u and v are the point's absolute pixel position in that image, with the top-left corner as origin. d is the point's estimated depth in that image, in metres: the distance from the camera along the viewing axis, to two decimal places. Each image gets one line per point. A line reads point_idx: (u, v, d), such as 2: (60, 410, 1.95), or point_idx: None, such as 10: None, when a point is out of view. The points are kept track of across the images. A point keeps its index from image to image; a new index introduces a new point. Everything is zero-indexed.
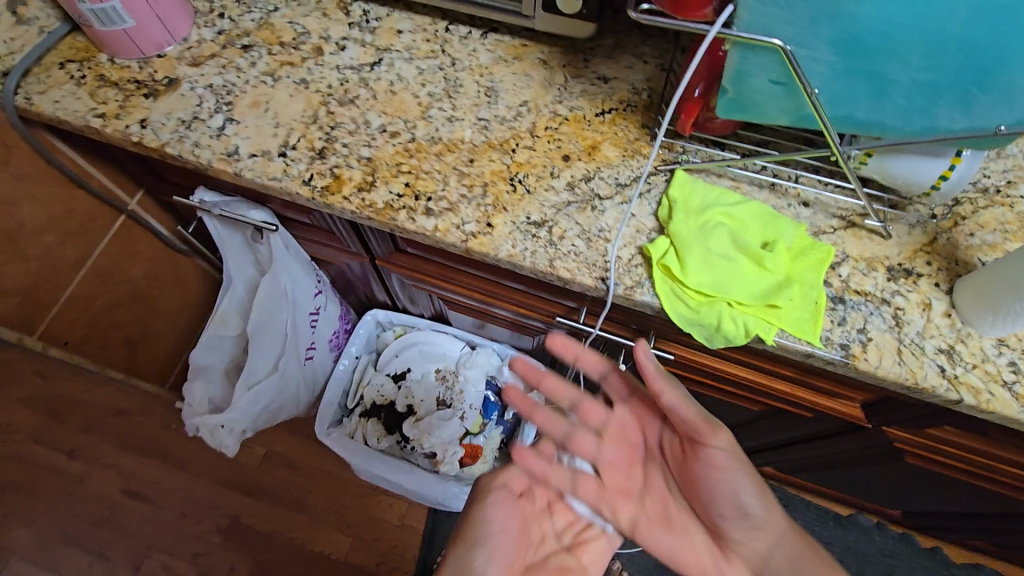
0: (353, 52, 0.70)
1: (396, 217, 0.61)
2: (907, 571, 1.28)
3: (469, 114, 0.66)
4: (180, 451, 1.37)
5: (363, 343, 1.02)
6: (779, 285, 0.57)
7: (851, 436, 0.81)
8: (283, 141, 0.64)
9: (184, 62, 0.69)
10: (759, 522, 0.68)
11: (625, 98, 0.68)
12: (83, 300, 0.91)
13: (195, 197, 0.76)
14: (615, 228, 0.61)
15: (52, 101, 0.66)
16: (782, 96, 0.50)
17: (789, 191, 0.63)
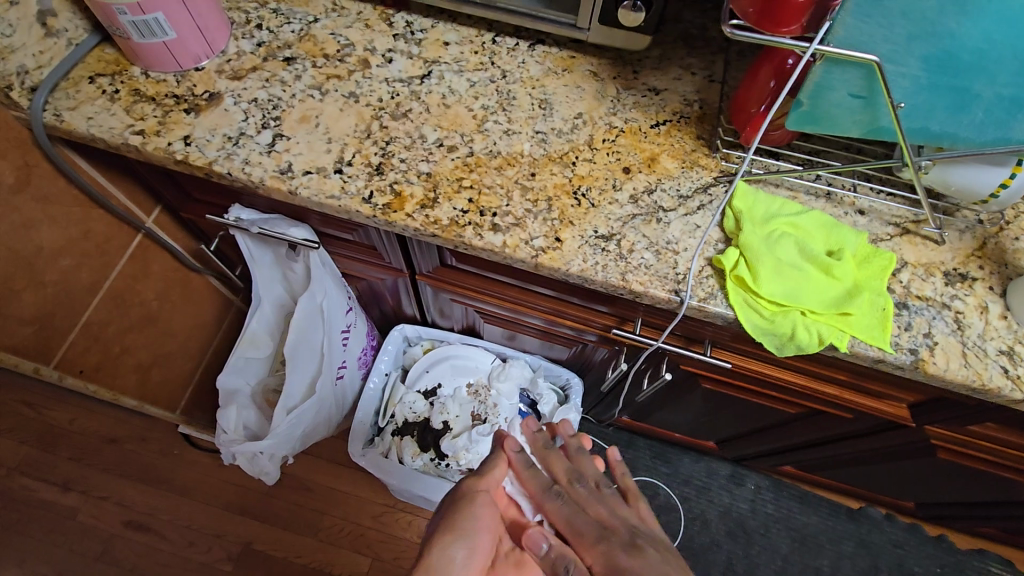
0: (400, 64, 0.69)
1: (463, 233, 0.60)
2: (916, 560, 1.32)
3: (525, 126, 0.66)
4: (184, 478, 1.31)
5: (391, 360, 1.00)
6: (848, 293, 0.58)
7: (888, 435, 0.83)
8: (337, 157, 0.62)
9: (224, 76, 0.66)
10: None
11: (678, 110, 0.68)
12: (98, 326, 0.86)
13: (230, 214, 0.73)
14: (683, 239, 0.61)
15: (84, 117, 0.62)
16: (859, 110, 0.51)
17: (845, 200, 0.64)
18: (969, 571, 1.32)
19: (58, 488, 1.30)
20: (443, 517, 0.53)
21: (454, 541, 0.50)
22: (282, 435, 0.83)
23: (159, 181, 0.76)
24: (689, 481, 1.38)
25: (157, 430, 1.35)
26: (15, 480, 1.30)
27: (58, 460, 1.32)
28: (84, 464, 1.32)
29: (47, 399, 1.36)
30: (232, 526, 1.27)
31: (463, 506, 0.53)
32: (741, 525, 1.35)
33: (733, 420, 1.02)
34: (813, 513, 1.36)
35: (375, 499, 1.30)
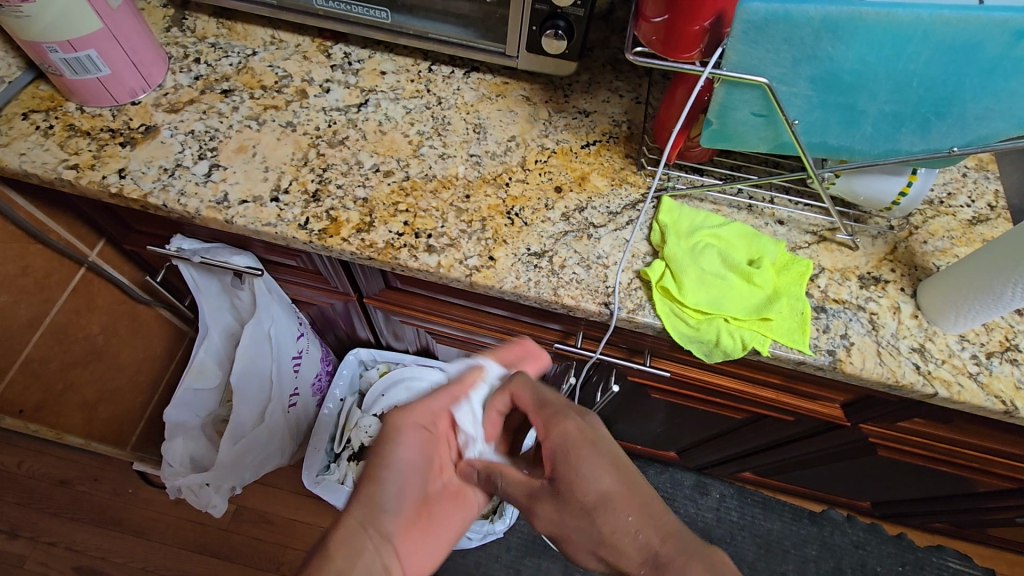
0: (338, 94, 0.71)
1: (398, 255, 0.61)
2: (878, 559, 1.35)
3: (460, 150, 0.69)
4: (139, 517, 1.28)
5: (346, 385, 1.01)
6: (768, 299, 0.61)
7: (829, 435, 0.86)
8: (274, 185, 0.64)
9: (162, 109, 0.67)
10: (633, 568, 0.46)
11: (607, 130, 0.72)
12: (39, 363, 0.84)
13: (171, 245, 0.74)
14: (612, 253, 0.63)
15: (16, 153, 0.62)
16: (763, 126, 0.55)
17: (765, 212, 0.68)
18: (928, 568, 1.35)
19: (5, 536, 1.25)
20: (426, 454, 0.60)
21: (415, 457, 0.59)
22: (229, 465, 0.83)
23: (99, 214, 0.75)
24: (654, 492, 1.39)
25: (110, 469, 1.31)
26: None
27: (4, 506, 1.27)
28: (33, 508, 1.27)
29: None
30: (190, 565, 1.24)
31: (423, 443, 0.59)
32: (707, 534, 1.36)
33: (686, 429, 1.04)
34: (776, 518, 1.39)
35: None
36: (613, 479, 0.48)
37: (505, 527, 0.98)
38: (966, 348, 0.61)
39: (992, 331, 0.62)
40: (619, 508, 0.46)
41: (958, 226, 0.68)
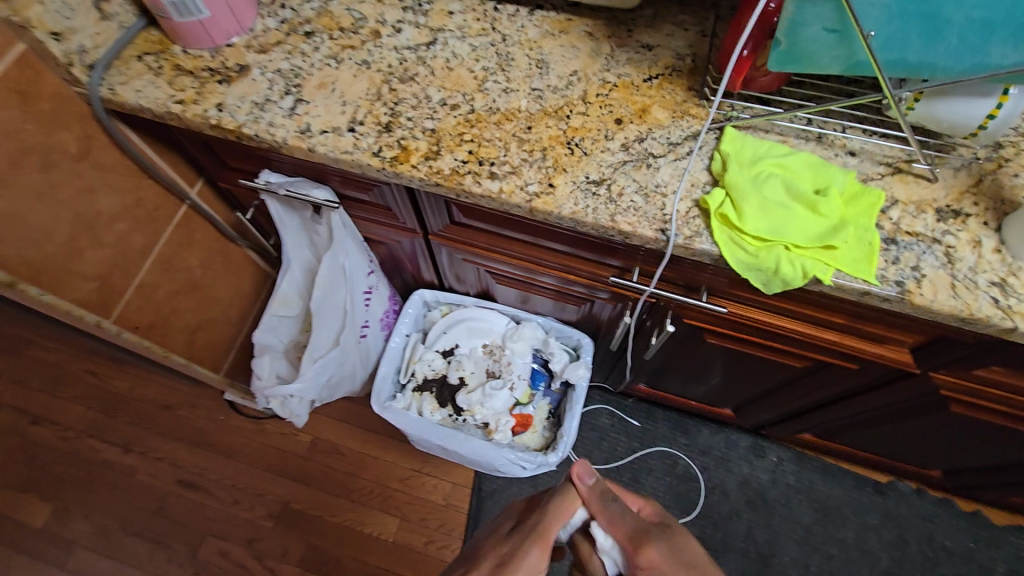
0: (408, 34, 0.75)
1: (463, 181, 0.64)
2: (947, 534, 1.29)
3: (523, 85, 0.70)
4: (230, 441, 1.42)
5: (412, 322, 1.05)
6: (834, 228, 0.59)
7: (895, 388, 0.83)
8: (351, 117, 0.68)
9: (252, 50, 0.73)
10: None
11: (670, 64, 0.71)
12: (149, 288, 0.92)
13: (260, 179, 0.81)
14: (671, 182, 0.64)
15: (134, 90, 0.70)
16: (835, 44, 0.54)
17: (836, 142, 0.66)
18: (1004, 547, 1.27)
19: (119, 449, 1.42)
20: None
21: None
22: (310, 380, 0.90)
23: (199, 151, 0.84)
24: (709, 451, 1.38)
25: (206, 398, 1.47)
26: (82, 441, 1.43)
27: (118, 424, 1.45)
28: (142, 427, 1.44)
29: (110, 369, 1.51)
30: (272, 485, 1.37)
31: None
32: (762, 495, 1.34)
33: (744, 381, 1.03)
34: (837, 486, 1.34)
35: (403, 463, 1.38)
36: None
37: (559, 460, 0.93)
38: None
39: None
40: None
41: None
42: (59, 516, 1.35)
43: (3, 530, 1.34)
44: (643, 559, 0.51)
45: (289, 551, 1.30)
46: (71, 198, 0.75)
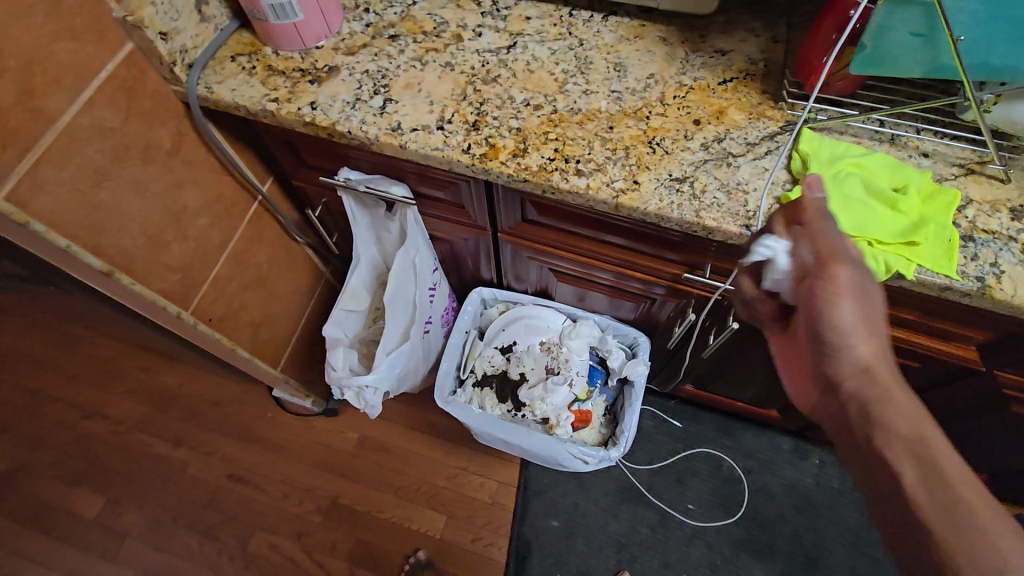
0: (489, 37, 0.78)
1: (551, 177, 0.67)
2: None
3: (601, 87, 0.73)
4: (278, 437, 1.45)
5: (471, 319, 1.09)
6: (915, 225, 0.62)
7: (956, 386, 0.85)
8: (439, 116, 0.71)
9: (340, 52, 0.76)
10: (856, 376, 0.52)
11: (743, 68, 0.74)
12: (222, 281, 0.95)
13: (339, 176, 0.84)
14: (752, 180, 0.66)
15: (229, 89, 0.73)
16: (920, 49, 0.57)
17: (909, 144, 0.68)
18: None
19: (170, 444, 1.45)
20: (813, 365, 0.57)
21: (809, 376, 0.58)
22: (383, 370, 0.92)
23: (279, 149, 0.87)
24: (750, 453, 1.39)
25: (253, 395, 1.50)
26: (134, 436, 1.46)
27: (168, 419, 1.48)
28: (191, 423, 1.47)
29: (159, 367, 1.54)
30: (320, 481, 1.39)
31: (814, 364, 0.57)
32: (804, 497, 1.35)
33: None
34: None
35: (448, 462, 1.41)
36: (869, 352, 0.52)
37: (621, 454, 0.96)
38: None
39: None
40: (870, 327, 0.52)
41: None
42: (112, 508, 1.38)
43: (59, 521, 1.37)
44: (821, 273, 0.53)
45: (337, 546, 1.32)
46: (163, 192, 0.78)
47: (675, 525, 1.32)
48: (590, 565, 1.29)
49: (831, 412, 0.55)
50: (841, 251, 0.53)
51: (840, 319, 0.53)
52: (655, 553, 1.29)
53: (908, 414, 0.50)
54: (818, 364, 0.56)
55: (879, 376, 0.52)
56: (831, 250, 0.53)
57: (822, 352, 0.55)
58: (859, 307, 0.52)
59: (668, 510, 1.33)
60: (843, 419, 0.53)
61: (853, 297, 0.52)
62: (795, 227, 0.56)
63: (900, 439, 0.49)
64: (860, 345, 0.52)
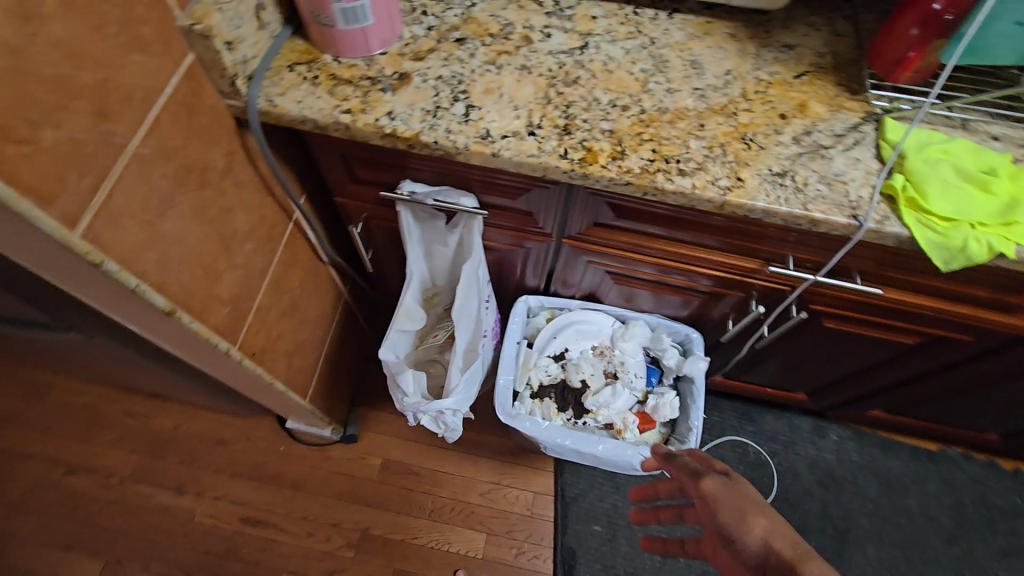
0: (559, 38, 0.75)
1: (655, 179, 0.65)
2: (997, 493, 1.39)
3: (684, 85, 0.72)
4: (295, 471, 1.35)
5: (519, 329, 1.04)
6: (1009, 205, 0.64)
7: (1003, 354, 0.90)
8: (527, 121, 0.68)
9: (408, 58, 0.72)
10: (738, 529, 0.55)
11: (814, 61, 0.75)
12: (264, 310, 0.88)
13: (402, 189, 0.79)
14: (848, 171, 0.67)
15: (294, 101, 0.67)
16: (1016, 37, 0.63)
17: (979, 129, 0.71)
18: None
19: (173, 492, 1.32)
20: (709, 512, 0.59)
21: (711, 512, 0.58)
22: (461, 389, 0.89)
23: (329, 163, 0.81)
24: (776, 437, 1.43)
25: (261, 428, 1.39)
26: (130, 487, 1.32)
27: (168, 465, 1.35)
28: (196, 466, 1.35)
29: (151, 409, 1.41)
30: (347, 513, 1.31)
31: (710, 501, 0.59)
32: (830, 474, 1.40)
33: (839, 363, 1.08)
34: (896, 458, 1.42)
35: (481, 477, 1.36)
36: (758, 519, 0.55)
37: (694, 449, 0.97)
38: None
39: None
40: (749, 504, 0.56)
41: None
42: (114, 570, 1.25)
43: None
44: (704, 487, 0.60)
45: None
46: (215, 217, 0.71)
47: None
48: (639, 566, 1.28)
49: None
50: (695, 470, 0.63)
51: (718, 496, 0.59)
52: None
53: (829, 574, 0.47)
54: (734, 560, 0.55)
55: (783, 549, 0.52)
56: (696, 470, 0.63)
57: (734, 552, 0.55)
58: (725, 501, 0.58)
59: None
60: None
61: (724, 506, 0.57)
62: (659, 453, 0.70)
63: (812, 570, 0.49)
64: (752, 520, 0.55)
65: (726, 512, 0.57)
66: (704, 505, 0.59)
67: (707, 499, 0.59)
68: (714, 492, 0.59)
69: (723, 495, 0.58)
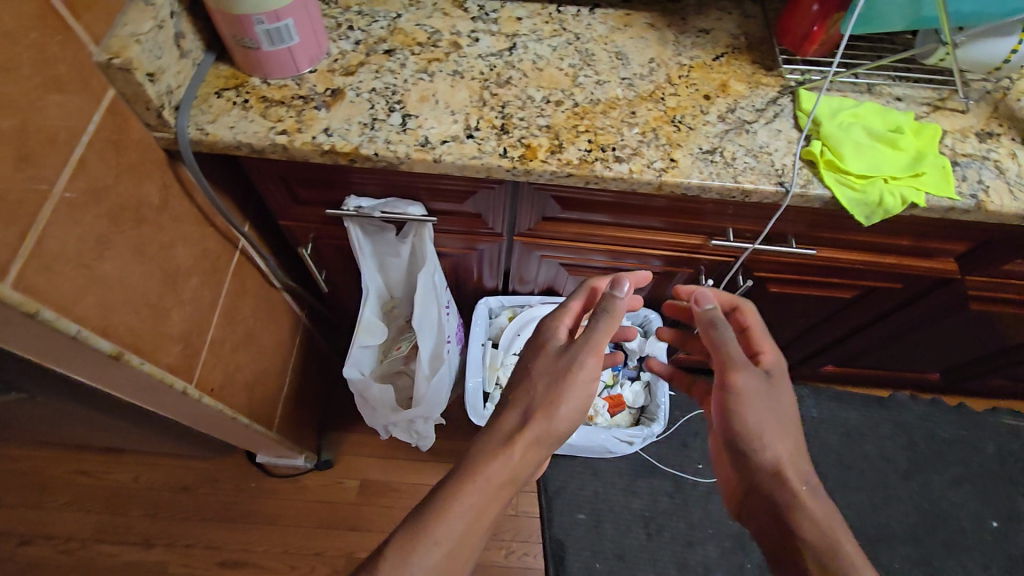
0: (487, 41, 0.77)
1: (594, 168, 0.68)
2: (943, 427, 1.50)
3: (611, 76, 0.75)
4: (270, 506, 1.32)
5: (483, 331, 1.07)
6: (916, 159, 0.70)
7: (931, 297, 0.97)
8: (465, 125, 0.69)
9: (338, 74, 0.72)
10: (761, 444, 0.67)
11: (729, 43, 0.80)
12: (218, 344, 0.85)
13: (348, 206, 0.79)
14: (771, 142, 0.72)
15: (227, 127, 0.66)
16: (905, 4, 0.68)
17: (883, 92, 0.77)
18: (987, 427, 1.50)
19: (141, 548, 1.27)
20: (731, 411, 0.68)
21: (741, 414, 0.68)
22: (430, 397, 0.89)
23: (270, 188, 0.80)
24: None
25: (229, 468, 1.35)
26: (93, 550, 1.26)
27: (132, 520, 1.29)
28: (163, 517, 1.30)
29: (106, 465, 1.34)
30: (330, 541, 1.29)
31: (739, 402, 0.68)
32: None
33: (788, 325, 1.14)
34: (851, 408, 1.51)
35: None
36: (786, 441, 0.68)
37: (665, 426, 1.00)
38: None
39: None
40: (784, 416, 0.68)
41: None
42: None
43: None
44: (738, 386, 0.67)
45: None
46: (156, 254, 0.69)
47: (690, 486, 1.38)
48: (627, 547, 1.31)
49: (739, 480, 0.70)
50: (734, 361, 0.68)
51: (750, 402, 0.67)
52: (679, 517, 1.34)
53: (819, 519, 0.65)
54: (736, 464, 0.70)
55: (788, 473, 0.67)
56: (736, 363, 0.68)
57: (743, 464, 0.70)
58: (762, 409, 0.67)
59: (680, 475, 1.39)
60: (767, 505, 0.68)
61: (754, 408, 0.67)
62: (710, 327, 0.69)
63: (804, 500, 0.66)
64: (774, 442, 0.67)
65: (748, 420, 0.67)
66: (729, 408, 0.68)
67: (738, 403, 0.68)
68: (748, 395, 0.67)
69: (753, 405, 0.67)
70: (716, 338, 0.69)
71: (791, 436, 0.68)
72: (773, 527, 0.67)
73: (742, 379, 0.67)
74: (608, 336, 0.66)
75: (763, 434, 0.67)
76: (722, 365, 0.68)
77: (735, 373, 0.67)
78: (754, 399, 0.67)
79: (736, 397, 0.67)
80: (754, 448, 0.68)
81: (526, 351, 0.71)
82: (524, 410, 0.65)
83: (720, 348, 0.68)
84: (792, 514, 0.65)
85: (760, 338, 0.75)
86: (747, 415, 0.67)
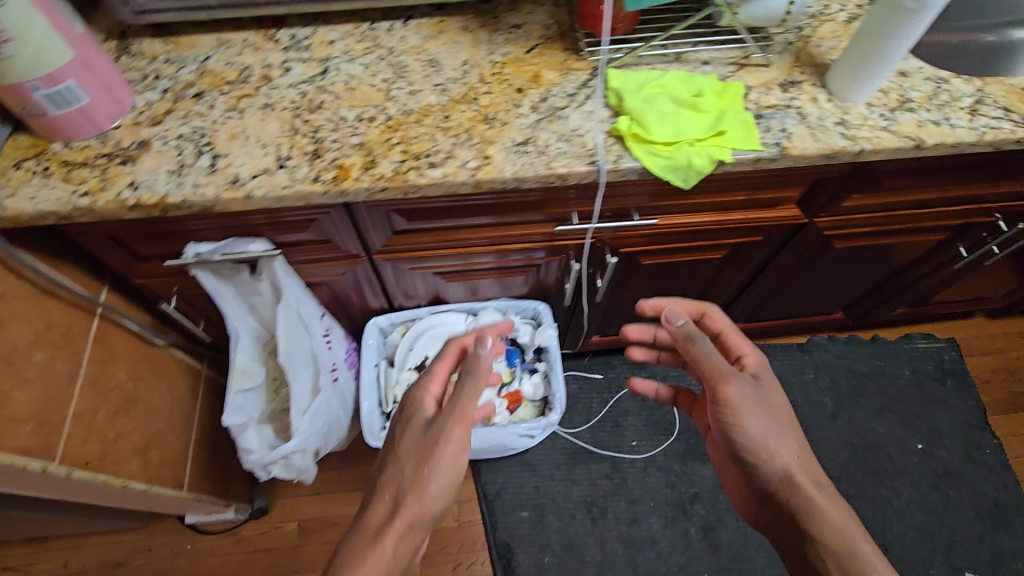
0: (299, 70, 0.77)
1: (408, 177, 0.69)
2: (862, 361, 1.55)
3: (425, 84, 0.76)
4: (209, 564, 1.29)
5: (376, 352, 1.08)
6: (717, 118, 0.73)
7: (794, 243, 1.01)
8: (276, 156, 0.70)
9: (145, 125, 0.71)
10: (766, 450, 0.70)
11: (540, 34, 0.82)
12: (87, 415, 0.83)
13: (188, 253, 0.78)
14: (583, 125, 0.74)
15: (27, 198, 0.65)
16: None
17: (690, 58, 0.80)
18: (903, 354, 1.56)
19: None
20: (728, 425, 0.70)
21: (739, 428, 0.70)
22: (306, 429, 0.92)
23: (105, 249, 0.79)
24: (667, 374, 1.51)
25: (161, 534, 1.31)
26: None
27: None
28: None
29: (30, 556, 1.29)
30: None
31: (737, 413, 0.69)
32: None
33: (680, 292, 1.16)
34: (773, 360, 1.55)
35: None
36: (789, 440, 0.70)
37: (560, 415, 1.02)
38: (875, 111, 0.76)
39: (888, 94, 0.78)
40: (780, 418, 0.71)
41: (839, 28, 0.84)
42: None
43: None
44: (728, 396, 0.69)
45: None
46: None
47: (628, 464, 1.39)
48: (573, 536, 1.31)
49: (752, 495, 0.73)
50: (723, 375, 0.69)
51: (744, 410, 0.69)
52: (621, 498, 1.36)
53: (833, 521, 0.65)
54: (744, 474, 0.72)
55: (798, 479, 0.68)
56: (722, 372, 0.69)
57: (751, 476, 0.71)
58: (759, 415, 0.70)
59: (616, 456, 1.40)
60: (775, 510, 0.69)
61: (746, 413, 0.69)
62: (688, 341, 0.71)
63: (812, 506, 0.66)
64: (779, 448, 0.69)
65: (749, 432, 0.69)
66: (729, 422, 0.70)
67: (733, 415, 0.70)
68: (742, 404, 0.69)
69: (745, 416, 0.69)
70: (698, 349, 0.70)
71: (795, 439, 0.71)
72: (789, 532, 0.68)
73: (737, 388, 0.70)
74: (475, 395, 0.67)
75: (768, 443, 0.70)
76: (710, 379, 0.70)
77: (726, 384, 0.69)
78: (747, 407, 0.70)
79: (732, 406, 0.69)
80: (757, 459, 0.70)
81: (396, 429, 0.73)
82: (394, 495, 0.67)
83: (703, 359, 0.70)
84: (809, 517, 0.66)
85: (740, 344, 0.80)
86: (748, 426, 0.69)
